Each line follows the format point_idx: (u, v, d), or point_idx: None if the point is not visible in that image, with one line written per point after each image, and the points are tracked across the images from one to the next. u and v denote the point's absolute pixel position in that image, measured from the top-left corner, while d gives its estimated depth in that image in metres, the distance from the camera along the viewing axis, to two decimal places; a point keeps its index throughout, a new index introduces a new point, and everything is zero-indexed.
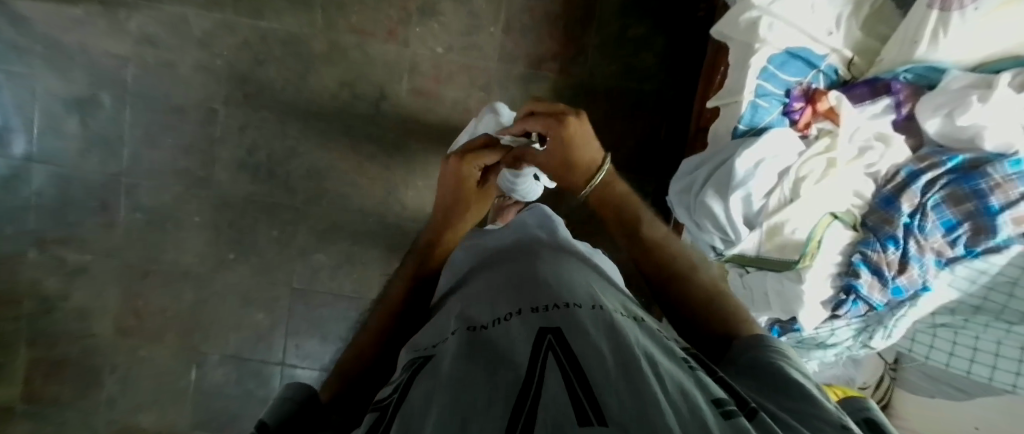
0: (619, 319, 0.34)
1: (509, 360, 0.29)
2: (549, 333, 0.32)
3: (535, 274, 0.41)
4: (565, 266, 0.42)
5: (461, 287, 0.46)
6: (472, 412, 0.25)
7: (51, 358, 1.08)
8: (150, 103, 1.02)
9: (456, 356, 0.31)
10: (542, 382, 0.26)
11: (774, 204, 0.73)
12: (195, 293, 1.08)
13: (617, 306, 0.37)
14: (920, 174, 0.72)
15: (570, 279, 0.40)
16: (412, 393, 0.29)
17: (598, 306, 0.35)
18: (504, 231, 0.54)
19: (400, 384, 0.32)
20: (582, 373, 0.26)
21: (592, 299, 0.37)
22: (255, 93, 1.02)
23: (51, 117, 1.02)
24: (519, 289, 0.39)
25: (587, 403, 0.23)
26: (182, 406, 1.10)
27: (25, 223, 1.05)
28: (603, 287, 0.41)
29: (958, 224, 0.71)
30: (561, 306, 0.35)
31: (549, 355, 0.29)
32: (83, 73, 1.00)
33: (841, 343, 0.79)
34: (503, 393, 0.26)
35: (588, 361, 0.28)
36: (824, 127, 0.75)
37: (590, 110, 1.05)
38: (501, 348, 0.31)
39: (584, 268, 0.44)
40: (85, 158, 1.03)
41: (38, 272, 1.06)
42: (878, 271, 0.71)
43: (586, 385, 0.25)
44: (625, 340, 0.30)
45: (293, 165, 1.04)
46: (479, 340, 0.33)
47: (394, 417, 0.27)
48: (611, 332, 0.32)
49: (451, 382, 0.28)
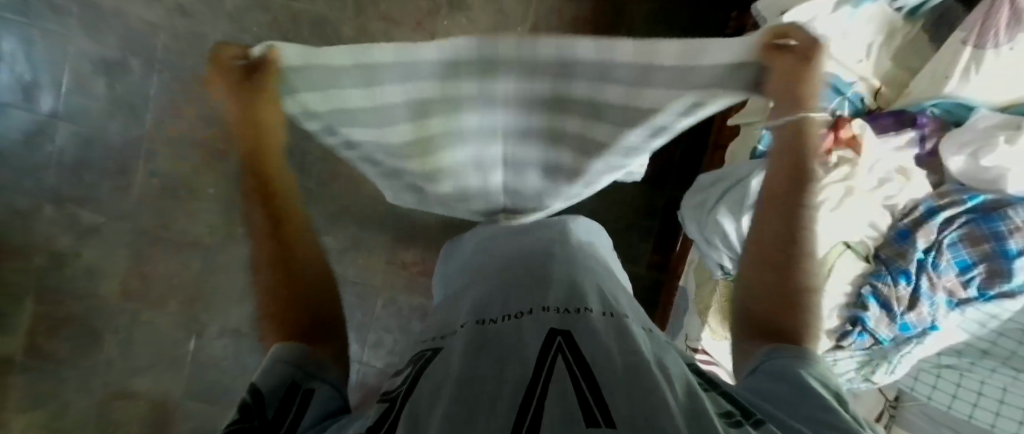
0: (630, 325, 0.34)
1: (519, 358, 0.29)
2: (559, 334, 0.32)
3: (548, 277, 0.41)
4: (577, 271, 0.43)
5: (468, 283, 0.46)
6: (477, 408, 0.25)
7: (56, 314, 1.10)
8: (177, 72, 1.03)
9: (467, 350, 0.31)
10: (550, 380, 0.26)
11: None
12: (202, 263, 1.09)
13: (628, 313, 0.37)
14: (939, 211, 0.71)
15: (581, 282, 0.40)
16: (421, 385, 0.29)
17: (609, 312, 0.36)
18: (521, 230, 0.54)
19: (410, 375, 0.32)
20: (591, 375, 0.27)
21: (603, 304, 0.37)
22: None
23: (79, 78, 1.04)
24: (530, 289, 0.39)
25: (595, 403, 0.23)
26: (178, 374, 1.12)
27: (43, 180, 1.06)
28: (614, 291, 0.41)
29: (972, 265, 0.69)
30: (573, 309, 0.35)
31: (559, 355, 0.29)
32: (116, 37, 1.02)
33: (843, 374, 0.77)
34: (512, 389, 0.26)
35: (596, 363, 0.28)
36: (845, 155, 0.72)
37: None
38: (512, 345, 0.31)
39: (596, 272, 0.44)
40: (108, 121, 1.05)
41: (52, 228, 1.08)
42: (887, 306, 0.70)
43: (592, 384, 0.25)
44: (635, 346, 0.30)
45: (309, 146, 1.05)
46: (489, 336, 0.33)
47: (403, 407, 0.27)
48: (621, 337, 0.32)
49: (459, 376, 0.28)
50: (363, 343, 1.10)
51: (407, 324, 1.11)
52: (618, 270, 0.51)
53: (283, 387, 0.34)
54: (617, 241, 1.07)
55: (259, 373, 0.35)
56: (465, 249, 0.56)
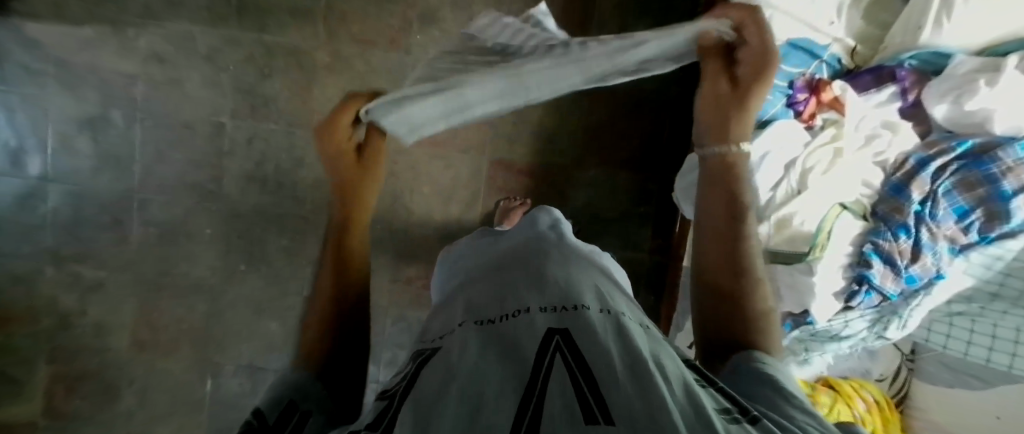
0: (626, 322, 0.35)
1: (520, 356, 0.30)
2: (556, 332, 0.32)
3: (544, 276, 0.41)
4: (574, 269, 0.43)
5: (461, 288, 0.46)
6: (480, 405, 0.25)
7: (69, 374, 1.10)
8: (160, 119, 1.04)
9: (468, 349, 0.31)
10: (550, 377, 0.27)
11: (781, 196, 0.73)
12: (208, 305, 1.09)
13: (624, 310, 0.38)
14: (930, 161, 0.71)
15: (578, 282, 0.40)
16: (421, 383, 0.30)
17: (605, 309, 0.36)
18: (513, 233, 0.54)
19: (409, 373, 0.33)
20: (589, 372, 0.27)
21: (599, 302, 0.37)
22: (260, 105, 1.04)
23: (65, 137, 1.04)
24: (528, 289, 0.39)
25: (593, 400, 0.24)
26: (198, 417, 1.11)
27: (40, 242, 1.07)
28: (610, 290, 0.41)
29: (970, 210, 0.70)
30: (569, 307, 0.35)
31: (557, 353, 0.29)
32: (96, 92, 1.03)
33: (856, 335, 0.77)
34: (513, 387, 0.26)
35: (595, 360, 0.28)
36: (829, 117, 0.75)
37: (592, 111, 1.03)
38: (513, 342, 0.32)
39: (592, 270, 0.44)
40: (98, 176, 1.05)
41: (55, 289, 1.08)
42: (891, 261, 0.70)
43: (592, 383, 0.26)
44: (632, 344, 0.31)
45: (300, 175, 1.06)
46: (490, 335, 0.33)
47: (404, 404, 0.28)
48: (619, 335, 0.32)
49: (462, 375, 0.28)
50: (377, 363, 1.10)
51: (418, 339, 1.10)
52: (614, 265, 0.51)
53: (282, 403, 0.32)
54: (615, 230, 1.07)
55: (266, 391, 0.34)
56: (460, 251, 0.57)
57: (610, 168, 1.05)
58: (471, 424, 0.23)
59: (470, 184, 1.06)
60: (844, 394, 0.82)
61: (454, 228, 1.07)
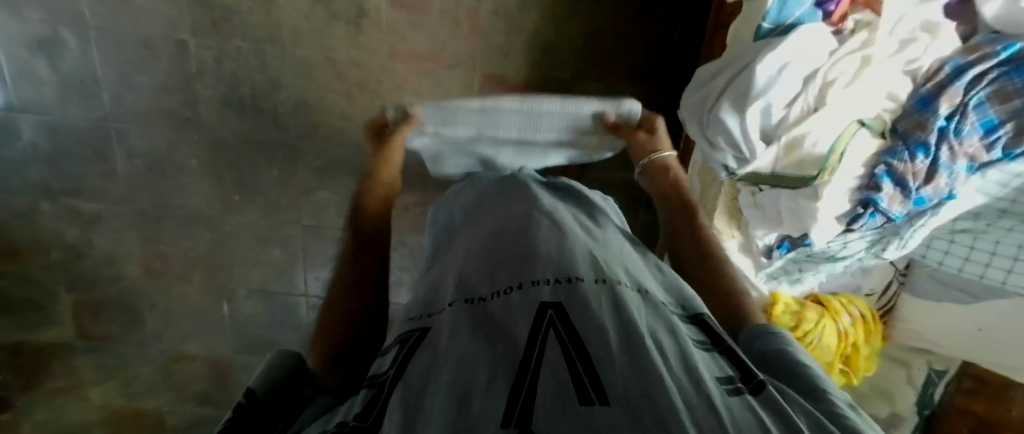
0: (624, 289, 0.34)
1: (510, 338, 0.29)
2: (549, 307, 0.31)
3: (534, 246, 0.39)
4: (562, 232, 0.41)
5: (455, 253, 0.45)
6: (469, 390, 0.25)
7: (93, 300, 1.16)
8: (116, 39, 0.94)
9: (458, 329, 0.31)
10: (542, 360, 0.26)
11: (796, 115, 0.66)
12: (211, 235, 1.10)
13: (624, 278, 0.36)
14: (968, 69, 0.64)
15: (570, 246, 0.39)
16: (412, 367, 0.29)
17: (602, 278, 0.34)
18: (503, 197, 0.52)
19: (398, 355, 0.32)
20: (583, 350, 0.27)
21: (594, 269, 0.36)
22: (222, 20, 0.92)
23: (18, 63, 0.95)
24: (516, 263, 0.38)
25: (588, 380, 0.24)
26: (222, 335, 1.20)
27: (29, 177, 1.05)
28: (608, 256, 0.39)
29: (998, 125, 0.64)
30: (564, 279, 0.34)
31: (550, 331, 0.29)
32: (35, 9, 0.91)
33: (852, 255, 0.78)
34: (504, 375, 0.26)
35: (590, 338, 0.28)
36: (862, 19, 0.66)
37: (596, 13, 0.91)
38: (503, 324, 0.31)
39: (584, 231, 0.43)
40: (67, 106, 0.99)
41: (57, 223, 1.09)
42: (902, 183, 0.67)
43: (586, 362, 0.25)
44: (627, 314, 0.30)
45: (279, 100, 0.98)
46: (482, 317, 0.32)
47: (393, 389, 0.28)
48: (614, 305, 0.31)
49: (453, 357, 0.28)
50: None
51: (421, 262, 1.13)
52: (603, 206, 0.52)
53: (273, 392, 0.31)
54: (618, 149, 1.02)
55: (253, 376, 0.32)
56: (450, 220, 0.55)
57: (616, 79, 0.96)
58: (461, 409, 0.23)
59: (463, 103, 0.99)
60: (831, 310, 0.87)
61: None
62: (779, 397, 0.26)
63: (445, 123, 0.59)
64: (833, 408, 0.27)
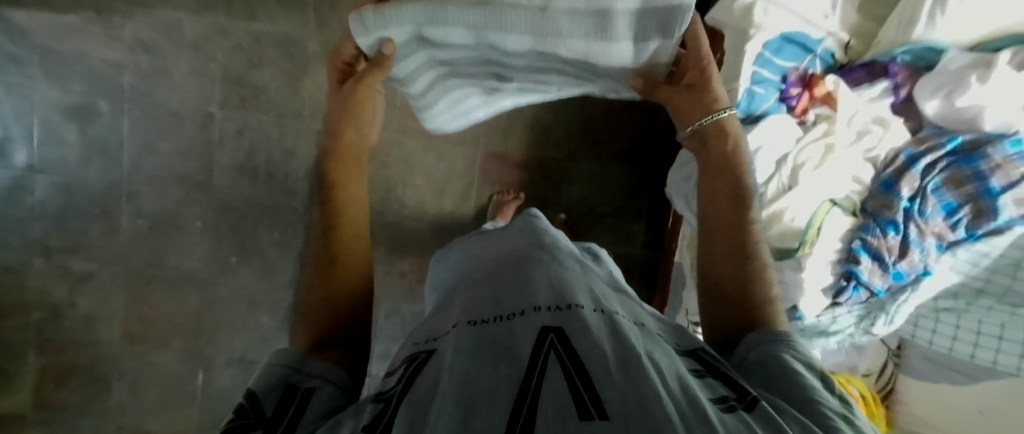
0: (620, 321, 0.35)
1: (512, 354, 0.30)
2: (551, 331, 0.32)
3: (534, 278, 0.41)
4: (562, 266, 0.43)
5: (461, 285, 0.46)
6: (473, 404, 0.25)
7: (61, 365, 1.10)
8: (148, 110, 1.03)
9: (461, 349, 0.32)
10: (543, 376, 0.27)
11: (772, 192, 0.73)
12: (200, 298, 1.09)
13: (618, 309, 0.38)
14: (919, 158, 0.71)
15: (571, 281, 0.40)
16: (418, 383, 0.30)
17: (600, 308, 0.36)
18: (504, 236, 0.54)
19: (404, 375, 0.33)
20: (583, 368, 0.27)
21: (593, 301, 0.37)
22: (250, 96, 1.03)
23: (51, 127, 1.03)
24: (517, 290, 0.39)
25: (587, 395, 0.24)
26: (191, 409, 1.12)
27: (30, 234, 1.06)
28: (602, 291, 0.41)
29: (958, 207, 0.70)
30: (563, 307, 0.35)
31: (551, 352, 0.29)
32: (81, 81, 1.01)
33: (843, 330, 0.78)
34: (507, 388, 0.26)
35: (589, 356, 0.28)
36: (822, 113, 0.75)
37: (587, 103, 1.03)
38: (505, 342, 0.31)
39: (582, 270, 0.45)
40: (86, 167, 1.04)
41: (45, 281, 1.07)
42: (878, 257, 0.71)
43: (586, 379, 0.26)
44: (627, 340, 0.31)
45: (292, 168, 1.06)
46: (485, 335, 0.33)
47: (401, 404, 0.28)
48: (614, 333, 0.32)
49: (457, 373, 0.29)
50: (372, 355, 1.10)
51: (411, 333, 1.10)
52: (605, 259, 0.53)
53: (278, 390, 0.33)
54: (609, 225, 1.07)
55: (256, 378, 0.34)
56: (452, 257, 0.57)
57: (606, 160, 1.05)
58: (465, 424, 0.23)
59: (464, 176, 1.05)
60: None
61: (446, 221, 1.07)
62: (773, 414, 0.26)
63: (433, 24, 0.38)
64: (828, 423, 0.27)
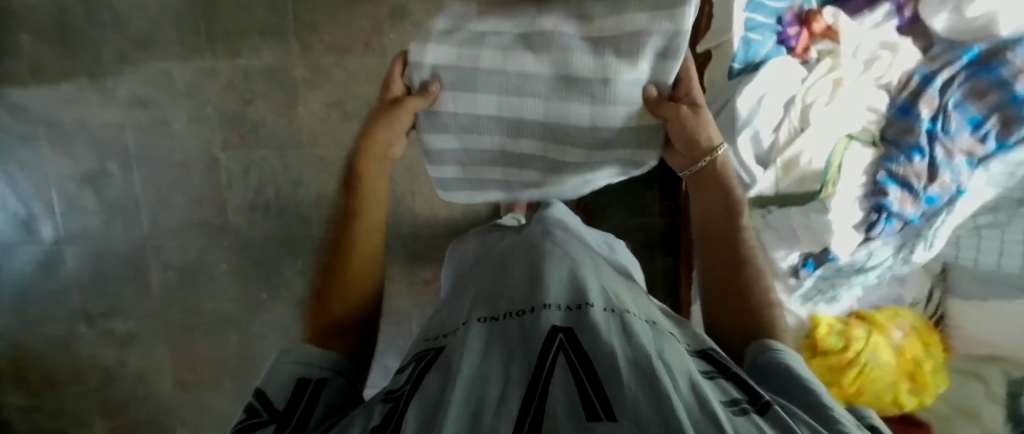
0: (633, 320, 0.32)
1: (521, 356, 0.28)
2: (560, 331, 0.30)
3: (544, 275, 0.39)
4: (572, 262, 0.42)
5: (467, 284, 0.45)
6: (479, 405, 0.24)
7: (124, 422, 1.14)
8: (155, 164, 1.05)
9: (471, 343, 0.30)
10: (551, 377, 0.25)
11: (785, 137, 0.71)
12: (240, 336, 1.12)
13: (632, 308, 0.36)
14: (934, 77, 0.69)
15: (583, 278, 0.39)
16: (427, 378, 0.29)
17: (612, 308, 0.34)
18: (507, 236, 0.52)
19: (412, 373, 0.32)
20: (592, 370, 0.26)
21: (606, 301, 0.36)
22: (249, 133, 1.03)
23: (69, 197, 1.05)
24: (527, 288, 0.38)
25: (596, 397, 0.23)
26: None
27: (71, 303, 1.10)
28: (615, 288, 0.39)
29: (984, 120, 0.67)
30: (574, 307, 0.34)
31: (560, 352, 0.28)
32: (88, 147, 1.03)
33: (881, 264, 0.76)
34: (514, 388, 0.25)
35: (598, 358, 0.27)
36: (824, 48, 0.72)
37: None
38: (514, 343, 0.30)
39: (589, 262, 0.43)
40: (109, 230, 1.07)
41: (95, 346, 1.12)
42: (907, 185, 0.69)
43: (594, 380, 0.24)
44: (638, 339, 0.29)
45: (301, 196, 1.06)
46: (496, 334, 0.32)
47: (407, 401, 0.27)
48: (625, 331, 0.30)
49: (467, 368, 0.28)
50: None
51: None
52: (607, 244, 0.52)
53: (291, 385, 0.35)
54: (623, 198, 1.05)
55: (264, 377, 0.35)
56: (462, 250, 0.57)
57: None
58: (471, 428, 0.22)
59: None
60: (878, 325, 0.80)
61: (460, 223, 1.07)
62: (787, 417, 0.25)
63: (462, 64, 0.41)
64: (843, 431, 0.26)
